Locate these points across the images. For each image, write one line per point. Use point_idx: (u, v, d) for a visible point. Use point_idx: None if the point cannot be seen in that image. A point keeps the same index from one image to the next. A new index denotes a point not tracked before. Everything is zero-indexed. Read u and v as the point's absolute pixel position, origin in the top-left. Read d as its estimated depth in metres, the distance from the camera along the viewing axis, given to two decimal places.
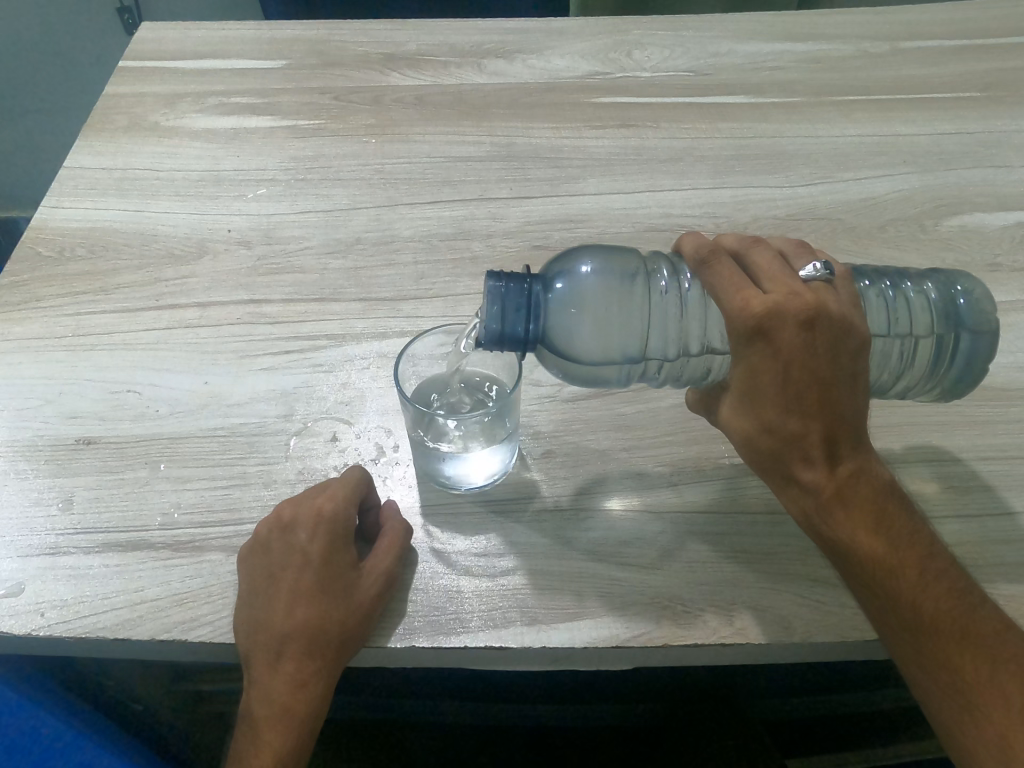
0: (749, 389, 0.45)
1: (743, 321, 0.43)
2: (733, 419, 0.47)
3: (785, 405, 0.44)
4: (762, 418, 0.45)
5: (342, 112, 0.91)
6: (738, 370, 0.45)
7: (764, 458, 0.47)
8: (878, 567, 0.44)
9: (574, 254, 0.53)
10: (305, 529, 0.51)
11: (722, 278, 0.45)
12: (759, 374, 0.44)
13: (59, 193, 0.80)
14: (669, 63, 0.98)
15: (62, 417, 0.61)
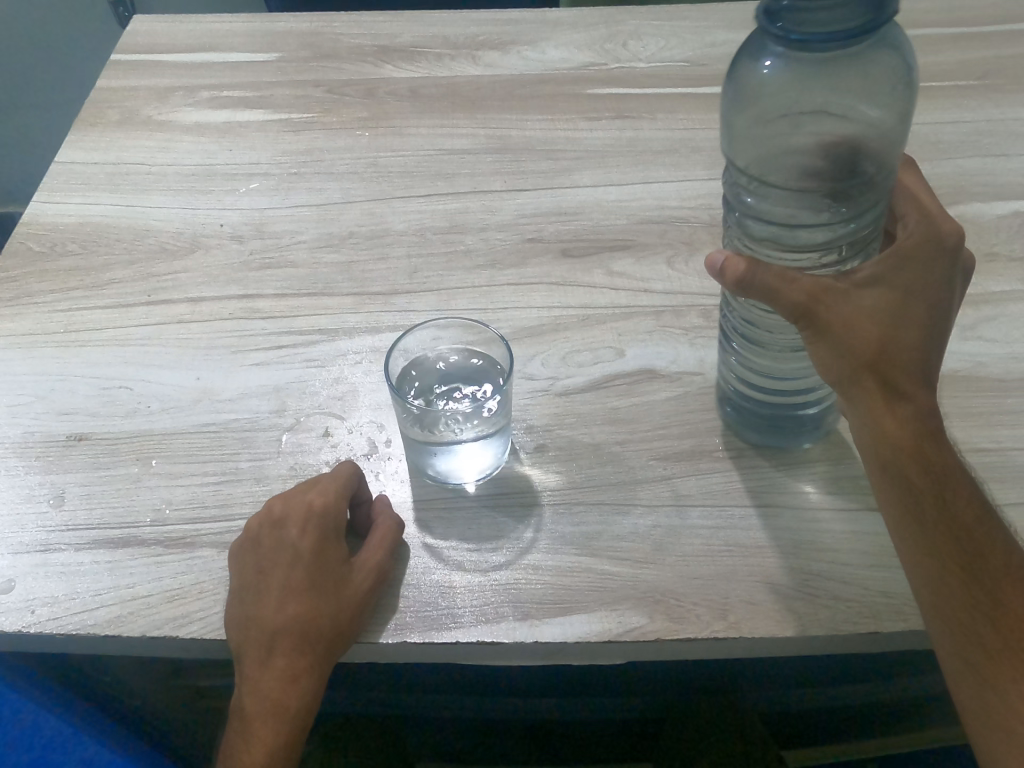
0: (899, 299, 0.47)
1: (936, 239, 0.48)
2: (857, 318, 0.47)
3: (937, 324, 0.47)
4: (904, 327, 0.47)
5: (336, 105, 0.90)
6: (899, 277, 0.47)
7: (879, 362, 0.47)
8: (966, 500, 0.47)
9: (882, 43, 0.44)
10: (295, 524, 0.51)
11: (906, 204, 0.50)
12: (928, 287, 0.47)
13: (50, 188, 0.80)
14: (665, 53, 0.97)
15: (54, 413, 0.61)
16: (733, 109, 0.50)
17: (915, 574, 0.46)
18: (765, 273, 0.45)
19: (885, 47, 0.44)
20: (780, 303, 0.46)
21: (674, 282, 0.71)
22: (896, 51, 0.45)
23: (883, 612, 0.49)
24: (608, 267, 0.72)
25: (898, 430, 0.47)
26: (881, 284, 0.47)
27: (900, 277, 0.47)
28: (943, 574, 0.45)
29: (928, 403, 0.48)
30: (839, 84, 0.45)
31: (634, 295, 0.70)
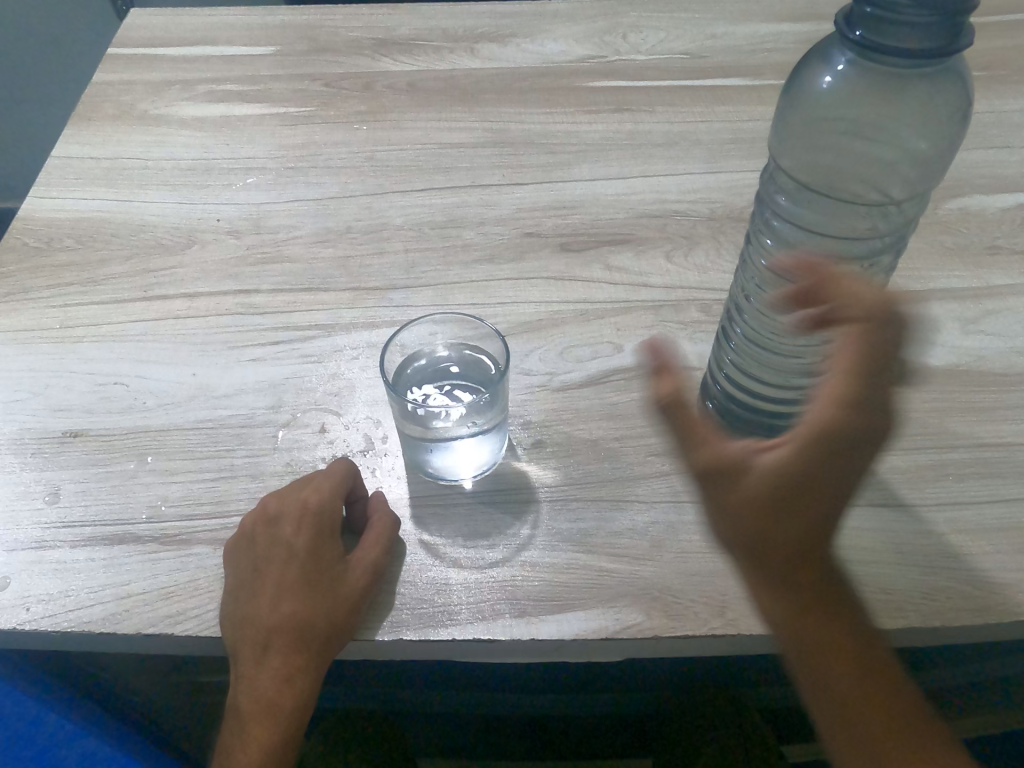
0: (794, 482, 0.38)
1: (856, 415, 0.37)
2: (738, 502, 0.40)
3: (836, 509, 0.39)
4: (791, 516, 0.39)
5: (333, 99, 0.90)
6: (806, 460, 0.37)
7: (765, 548, 0.41)
8: (854, 677, 0.42)
9: (951, 73, 0.40)
10: (290, 521, 0.50)
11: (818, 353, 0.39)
12: (838, 470, 0.38)
13: (46, 182, 0.79)
14: (665, 45, 0.96)
15: (50, 410, 0.61)
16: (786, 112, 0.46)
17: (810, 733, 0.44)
18: (681, 416, 0.42)
19: (956, 75, 0.40)
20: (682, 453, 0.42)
21: (673, 275, 0.70)
22: (962, 85, 0.41)
23: (883, 608, 0.49)
24: (606, 261, 0.72)
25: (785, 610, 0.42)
26: (774, 464, 0.38)
27: (797, 460, 0.38)
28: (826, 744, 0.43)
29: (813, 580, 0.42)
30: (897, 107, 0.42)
31: (633, 289, 0.69)
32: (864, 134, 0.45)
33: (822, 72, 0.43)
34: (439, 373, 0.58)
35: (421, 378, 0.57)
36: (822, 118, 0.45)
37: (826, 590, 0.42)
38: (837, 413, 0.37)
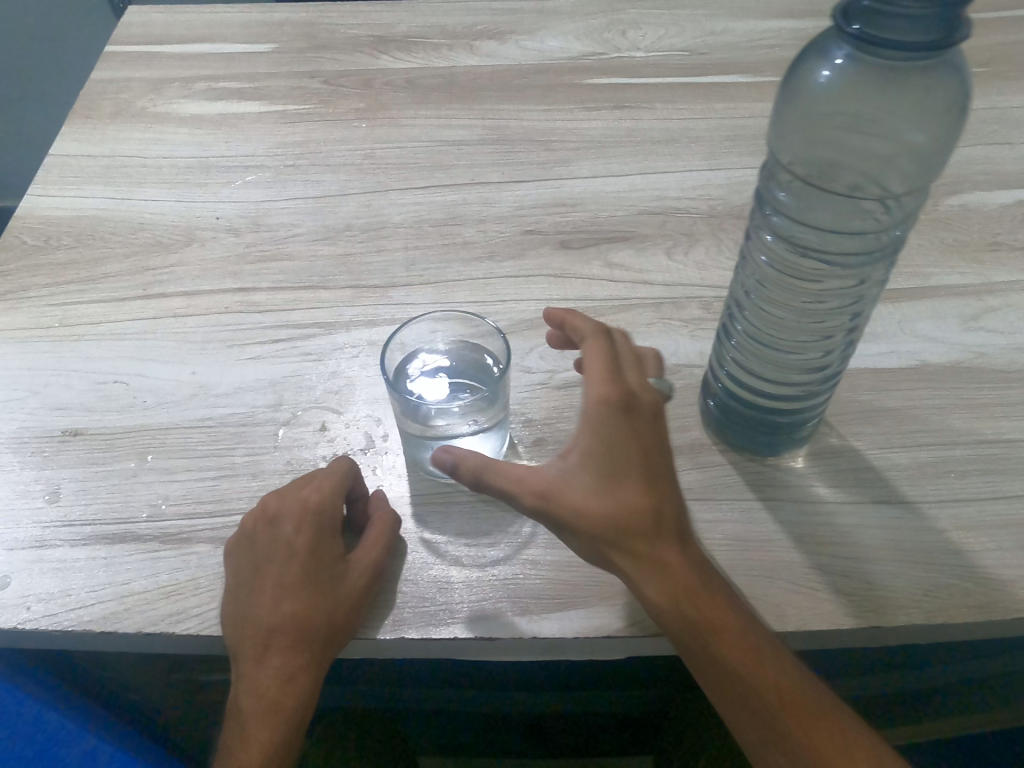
0: (616, 455, 0.45)
1: (628, 385, 0.47)
2: (584, 500, 0.44)
3: (662, 477, 0.46)
4: (630, 490, 0.45)
5: (332, 96, 0.89)
6: (609, 434, 0.45)
7: (627, 534, 0.44)
8: (741, 638, 0.44)
9: (948, 66, 0.40)
10: (290, 520, 0.50)
11: (592, 361, 0.48)
12: (641, 433, 0.46)
13: (44, 180, 0.79)
14: (664, 42, 0.95)
15: (49, 408, 0.60)
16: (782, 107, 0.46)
17: (738, 729, 0.45)
18: (496, 468, 0.46)
19: (952, 65, 0.41)
20: (514, 501, 0.46)
21: (673, 273, 0.70)
22: (959, 77, 0.41)
23: (884, 605, 0.49)
24: (606, 258, 0.71)
25: (667, 592, 0.44)
26: (582, 452, 0.45)
27: (602, 439, 0.45)
28: (748, 724, 0.44)
29: (677, 558, 0.45)
30: (896, 99, 0.42)
31: (633, 287, 0.69)
32: (861, 128, 0.45)
33: (818, 68, 0.43)
34: (440, 371, 0.57)
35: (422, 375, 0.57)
36: (819, 113, 0.45)
37: (694, 570, 0.45)
38: (615, 388, 0.47)
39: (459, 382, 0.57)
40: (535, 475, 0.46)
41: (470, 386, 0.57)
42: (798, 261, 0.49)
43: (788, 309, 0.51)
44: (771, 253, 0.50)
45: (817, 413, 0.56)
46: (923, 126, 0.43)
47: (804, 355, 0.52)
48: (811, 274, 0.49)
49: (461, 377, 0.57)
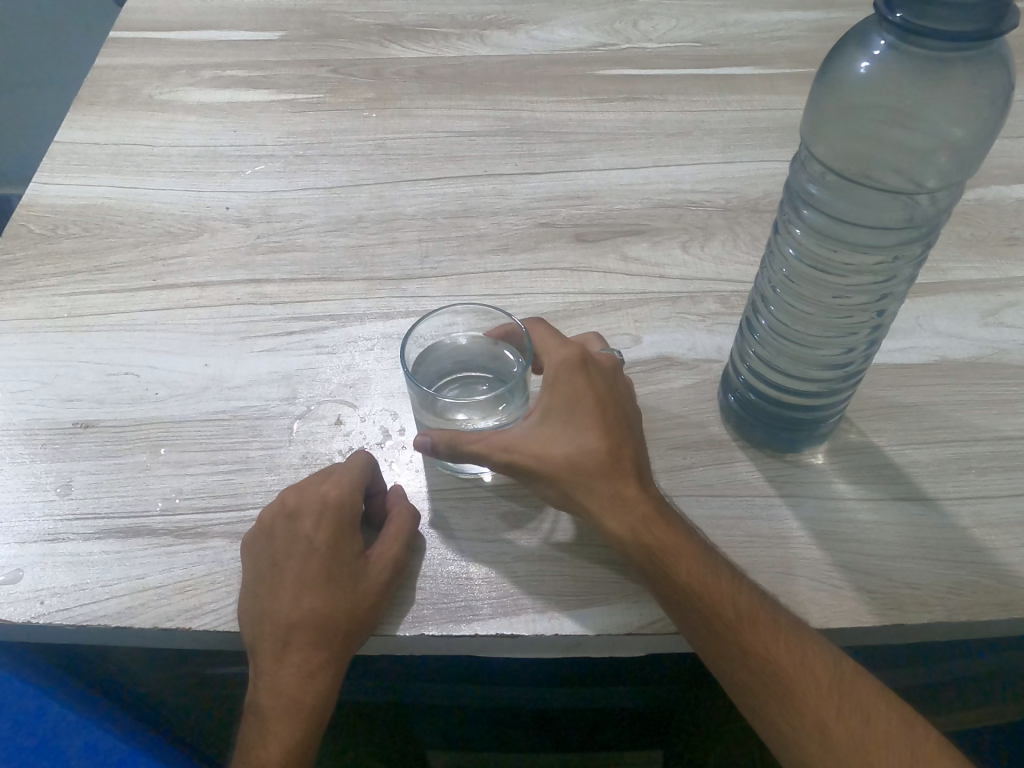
0: (574, 404, 0.49)
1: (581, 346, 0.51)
2: (545, 447, 0.48)
3: (617, 423, 0.49)
4: (589, 433, 0.48)
5: (341, 85, 0.88)
6: (567, 387, 0.49)
7: (589, 475, 0.47)
8: (698, 563, 0.46)
9: (990, 58, 0.40)
10: (310, 515, 0.49)
11: (542, 334, 0.53)
12: (596, 384, 0.50)
13: (50, 169, 0.78)
14: (677, 33, 0.94)
15: (59, 400, 0.60)
16: (818, 97, 0.45)
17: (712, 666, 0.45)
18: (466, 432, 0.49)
19: (995, 56, 0.40)
20: (484, 459, 0.49)
21: (690, 267, 0.69)
22: (1001, 70, 0.40)
23: (908, 603, 0.49)
24: (622, 252, 0.71)
25: (628, 522, 0.47)
26: (540, 410, 0.49)
27: (560, 393, 0.49)
28: (720, 653, 0.44)
29: (638, 494, 0.47)
30: (936, 92, 0.41)
31: (650, 281, 0.68)
32: (898, 122, 0.44)
33: (857, 57, 0.42)
34: (463, 361, 0.57)
35: (446, 365, 0.57)
36: (855, 106, 0.44)
37: (652, 504, 0.47)
38: (570, 348, 0.51)
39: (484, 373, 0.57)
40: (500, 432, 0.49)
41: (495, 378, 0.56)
42: (828, 254, 0.48)
43: (816, 303, 0.50)
44: (800, 246, 0.50)
45: (840, 409, 0.56)
46: (960, 122, 0.42)
47: (827, 348, 0.52)
48: (839, 266, 0.49)
49: (487, 369, 0.57)
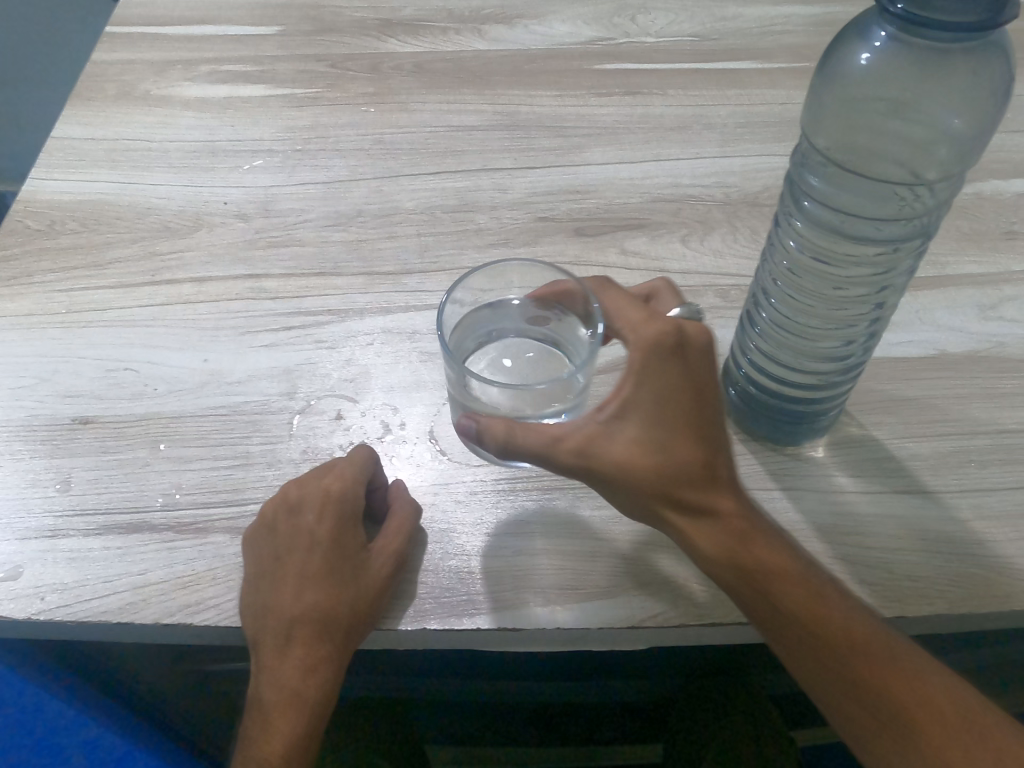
0: (666, 403, 0.43)
1: (672, 322, 0.44)
2: (626, 451, 0.44)
3: (709, 422, 0.44)
4: (678, 439, 0.44)
5: (339, 80, 0.88)
6: (659, 381, 0.43)
7: (676, 486, 0.44)
8: (789, 578, 0.44)
9: (993, 48, 0.40)
10: (312, 509, 0.50)
11: (618, 301, 0.46)
12: (692, 377, 0.43)
13: (47, 164, 0.78)
14: (674, 26, 0.94)
15: (58, 396, 0.59)
16: (817, 90, 0.45)
17: (805, 684, 0.44)
18: (524, 427, 0.45)
19: (996, 46, 0.40)
20: (552, 460, 0.45)
21: (690, 260, 0.69)
22: (1002, 59, 0.40)
23: (907, 596, 0.49)
24: (621, 246, 0.71)
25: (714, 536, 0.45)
26: (622, 408, 0.44)
27: (649, 387, 0.43)
28: (815, 672, 0.43)
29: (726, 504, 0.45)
30: (937, 84, 0.41)
31: (650, 275, 0.68)
32: (898, 114, 0.44)
33: (857, 50, 0.42)
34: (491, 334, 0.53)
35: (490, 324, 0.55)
36: (857, 97, 0.44)
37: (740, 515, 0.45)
38: (664, 330, 0.43)
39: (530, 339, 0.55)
40: (575, 426, 0.45)
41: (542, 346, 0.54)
42: (830, 247, 0.48)
43: (817, 297, 0.50)
44: (800, 241, 0.50)
45: (837, 404, 0.56)
46: (961, 114, 0.42)
47: (826, 339, 0.52)
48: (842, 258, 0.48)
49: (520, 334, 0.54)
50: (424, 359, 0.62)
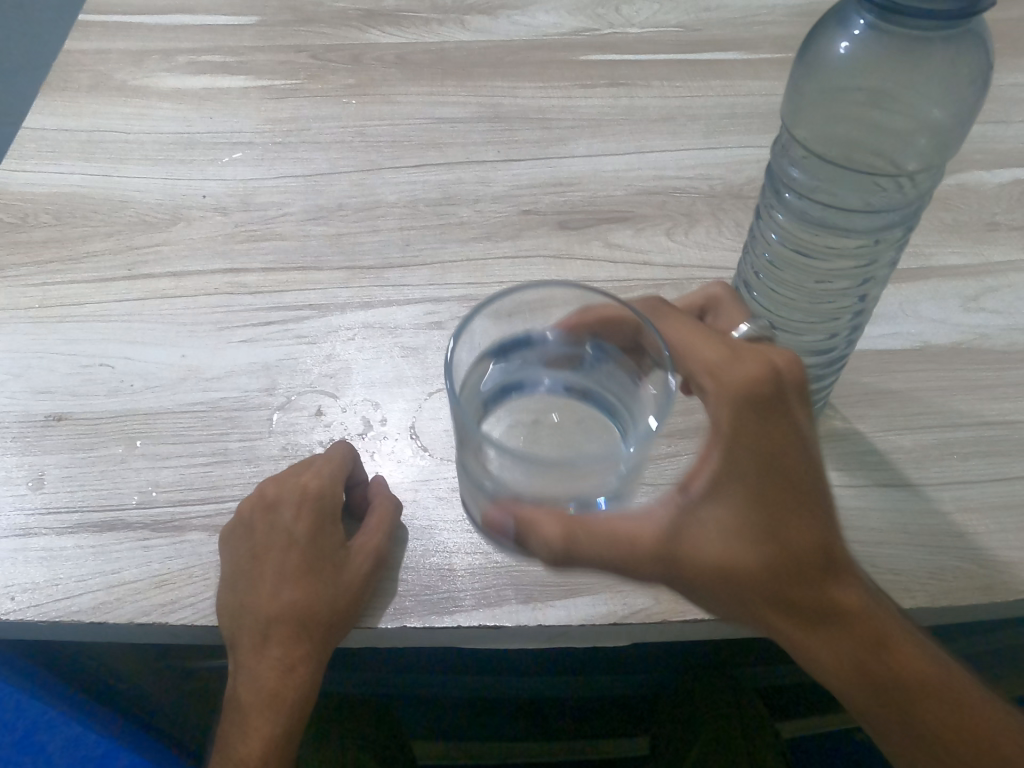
0: (764, 474, 0.41)
1: (761, 376, 0.42)
2: (720, 538, 0.42)
3: (810, 493, 0.42)
4: (778, 515, 0.41)
5: (320, 71, 0.87)
6: (757, 451, 0.41)
7: (779, 566, 0.42)
8: (887, 647, 0.44)
9: (971, 36, 0.40)
10: (289, 507, 0.49)
11: (690, 341, 0.45)
12: (790, 445, 0.42)
13: (20, 156, 0.76)
14: (659, 17, 0.93)
15: (32, 393, 0.58)
16: (799, 79, 0.46)
17: (887, 737, 0.45)
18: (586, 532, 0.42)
19: (976, 35, 0.40)
20: (636, 558, 0.43)
21: (674, 254, 0.69)
22: (982, 48, 0.41)
23: (888, 589, 0.49)
24: (606, 239, 0.70)
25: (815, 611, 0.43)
26: (712, 486, 0.42)
27: (744, 461, 0.41)
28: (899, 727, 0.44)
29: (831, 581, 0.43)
30: (917, 72, 0.42)
31: (634, 268, 0.68)
32: (879, 104, 0.45)
33: (838, 38, 0.43)
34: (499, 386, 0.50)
35: (515, 366, 0.51)
36: (837, 86, 0.45)
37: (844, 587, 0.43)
38: (748, 377, 0.42)
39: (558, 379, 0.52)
40: (657, 523, 0.43)
41: (572, 387, 0.52)
42: (811, 238, 0.48)
43: (799, 289, 0.50)
44: (783, 232, 0.50)
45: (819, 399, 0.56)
46: (942, 102, 0.43)
47: (807, 331, 0.51)
48: (823, 251, 0.48)
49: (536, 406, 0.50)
50: (406, 354, 0.61)
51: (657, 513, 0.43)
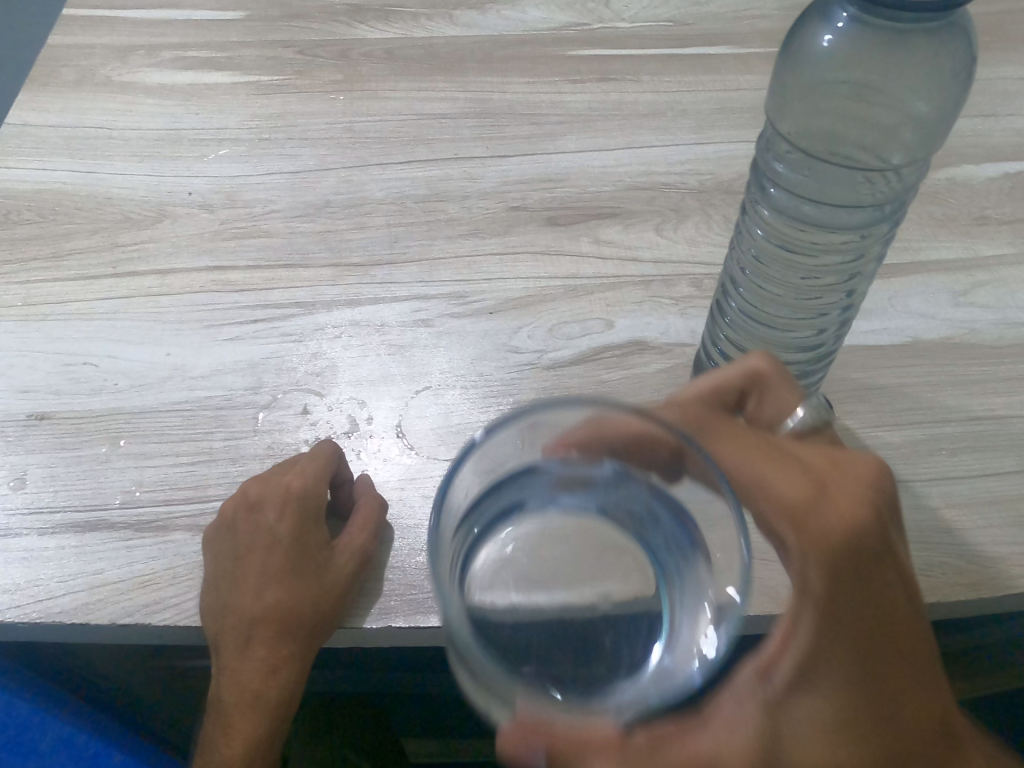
0: (863, 631, 0.39)
1: (854, 520, 0.40)
2: (815, 731, 0.38)
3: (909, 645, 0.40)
4: (879, 678, 0.39)
5: (308, 67, 0.86)
6: (856, 605, 0.39)
7: (886, 738, 0.39)
8: None
9: (954, 29, 0.39)
10: (272, 507, 0.49)
11: (769, 475, 0.41)
12: (887, 590, 0.39)
13: (4, 153, 0.75)
14: (649, 12, 0.93)
15: (14, 392, 0.58)
16: (782, 74, 0.46)
17: None
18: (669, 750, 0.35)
19: (959, 27, 0.40)
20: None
21: (663, 250, 0.68)
22: (966, 40, 0.40)
23: None
24: (594, 235, 0.70)
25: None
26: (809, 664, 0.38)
27: (844, 617, 0.38)
28: None
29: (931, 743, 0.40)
30: (900, 66, 0.41)
31: (623, 264, 0.67)
32: (863, 98, 0.44)
33: (821, 31, 0.42)
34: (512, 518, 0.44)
35: (520, 497, 0.44)
36: (820, 81, 0.44)
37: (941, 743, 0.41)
38: (841, 516, 0.40)
39: (573, 496, 0.45)
40: (748, 738, 0.36)
41: (595, 506, 0.45)
42: (795, 234, 0.49)
43: (785, 284, 0.50)
44: (767, 228, 0.51)
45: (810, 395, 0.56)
46: (925, 95, 0.42)
47: (798, 324, 0.52)
48: (808, 247, 0.49)
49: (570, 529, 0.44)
50: (393, 352, 0.61)
51: (741, 714, 0.37)
